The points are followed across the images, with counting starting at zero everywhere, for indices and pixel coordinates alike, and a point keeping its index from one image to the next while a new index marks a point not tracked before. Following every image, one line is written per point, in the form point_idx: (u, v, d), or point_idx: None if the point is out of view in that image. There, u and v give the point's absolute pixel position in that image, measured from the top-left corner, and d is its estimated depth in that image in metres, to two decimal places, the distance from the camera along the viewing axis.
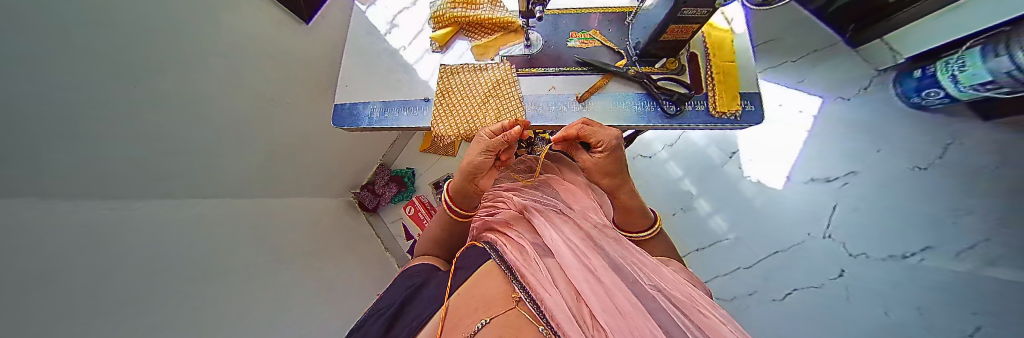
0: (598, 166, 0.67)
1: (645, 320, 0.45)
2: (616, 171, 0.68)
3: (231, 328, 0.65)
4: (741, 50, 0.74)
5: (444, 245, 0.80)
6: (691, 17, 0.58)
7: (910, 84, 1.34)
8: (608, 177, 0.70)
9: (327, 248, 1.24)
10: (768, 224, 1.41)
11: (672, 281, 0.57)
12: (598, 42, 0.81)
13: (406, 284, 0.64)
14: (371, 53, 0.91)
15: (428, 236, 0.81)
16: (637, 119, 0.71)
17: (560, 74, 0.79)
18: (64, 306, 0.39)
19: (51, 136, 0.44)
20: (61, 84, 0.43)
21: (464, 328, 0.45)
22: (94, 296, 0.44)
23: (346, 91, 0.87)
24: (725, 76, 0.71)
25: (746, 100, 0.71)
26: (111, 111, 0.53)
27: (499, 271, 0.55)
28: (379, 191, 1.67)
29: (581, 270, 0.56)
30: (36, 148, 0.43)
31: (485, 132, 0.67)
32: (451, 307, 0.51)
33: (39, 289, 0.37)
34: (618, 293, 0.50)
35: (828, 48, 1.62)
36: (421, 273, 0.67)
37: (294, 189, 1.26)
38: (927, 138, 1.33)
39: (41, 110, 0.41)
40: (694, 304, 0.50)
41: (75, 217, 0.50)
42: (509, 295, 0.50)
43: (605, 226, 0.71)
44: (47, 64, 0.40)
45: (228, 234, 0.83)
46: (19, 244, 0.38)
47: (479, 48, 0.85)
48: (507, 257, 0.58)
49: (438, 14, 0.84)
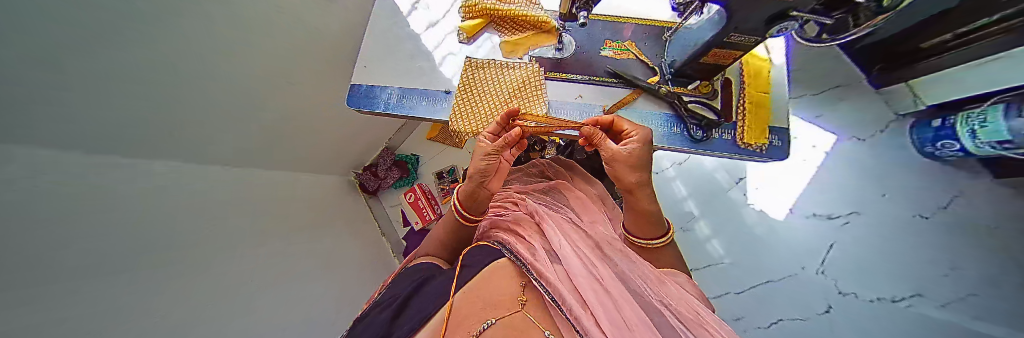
0: (634, 157, 0.61)
1: (653, 335, 0.44)
2: (646, 166, 0.63)
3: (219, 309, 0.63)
4: (777, 83, 0.71)
5: (448, 245, 0.76)
6: (740, 43, 0.57)
7: (927, 133, 1.33)
8: (636, 172, 0.62)
9: (323, 224, 1.22)
10: (766, 253, 1.42)
11: (679, 297, 0.56)
12: (632, 55, 0.78)
13: (409, 278, 0.63)
14: (394, 35, 0.88)
15: (433, 238, 0.78)
16: (662, 140, 0.69)
17: (588, 83, 0.76)
18: (51, 292, 0.37)
19: (67, 93, 0.42)
20: (71, 37, 0.40)
21: (468, 328, 0.45)
22: (81, 271, 0.41)
23: (363, 72, 0.84)
24: (758, 106, 0.70)
25: (774, 134, 0.69)
26: (128, 75, 0.50)
27: (511, 273, 0.54)
28: (381, 174, 1.64)
29: (590, 278, 0.55)
30: (53, 105, 0.40)
31: (486, 137, 0.67)
32: (455, 305, 0.49)
33: (36, 268, 0.35)
34: (626, 306, 0.49)
35: (851, 86, 1.59)
36: (426, 269, 0.66)
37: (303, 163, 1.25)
38: (936, 189, 1.34)
39: (55, 71, 0.39)
40: (699, 321, 0.50)
41: (97, 177, 0.49)
42: (515, 298, 0.48)
43: (614, 238, 0.70)
44: (51, 17, 0.36)
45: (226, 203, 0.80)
46: (32, 213, 0.36)
47: (509, 45, 0.81)
48: (519, 256, 0.57)
49: (471, 3, 0.80)
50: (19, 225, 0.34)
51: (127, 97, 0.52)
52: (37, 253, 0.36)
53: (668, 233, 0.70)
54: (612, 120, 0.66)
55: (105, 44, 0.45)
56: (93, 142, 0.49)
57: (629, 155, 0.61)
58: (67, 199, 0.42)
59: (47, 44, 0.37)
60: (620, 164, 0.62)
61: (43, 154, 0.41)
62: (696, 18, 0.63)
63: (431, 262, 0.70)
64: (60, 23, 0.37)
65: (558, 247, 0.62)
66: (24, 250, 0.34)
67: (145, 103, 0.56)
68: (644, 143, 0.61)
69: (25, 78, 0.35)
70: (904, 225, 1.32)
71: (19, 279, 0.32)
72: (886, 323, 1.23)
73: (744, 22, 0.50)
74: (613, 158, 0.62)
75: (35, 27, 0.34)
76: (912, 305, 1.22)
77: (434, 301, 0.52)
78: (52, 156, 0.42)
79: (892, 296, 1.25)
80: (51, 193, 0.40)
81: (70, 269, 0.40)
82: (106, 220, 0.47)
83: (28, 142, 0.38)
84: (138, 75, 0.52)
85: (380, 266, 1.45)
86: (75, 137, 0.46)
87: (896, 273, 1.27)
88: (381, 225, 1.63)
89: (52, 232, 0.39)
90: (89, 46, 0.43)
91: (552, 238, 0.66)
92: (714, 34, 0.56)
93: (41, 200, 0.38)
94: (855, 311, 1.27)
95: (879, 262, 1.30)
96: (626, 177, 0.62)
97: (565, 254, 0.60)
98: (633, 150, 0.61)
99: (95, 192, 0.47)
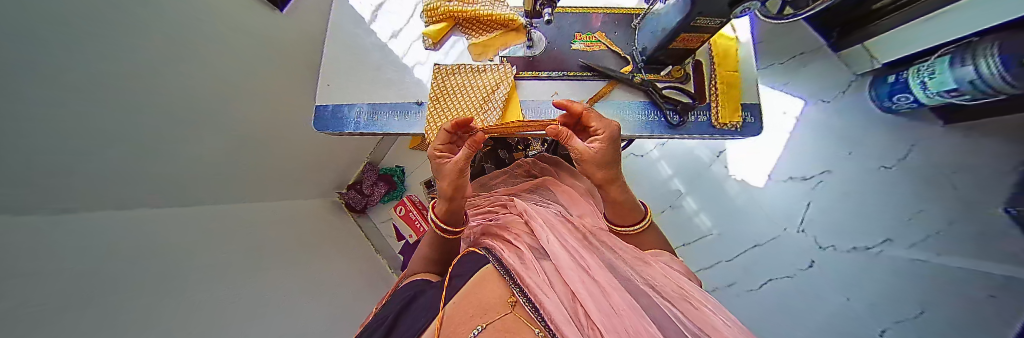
0: (600, 156, 0.58)
1: (640, 318, 0.42)
2: (615, 162, 0.61)
3: (239, 330, 0.63)
4: (745, 63, 0.73)
5: (437, 259, 0.74)
6: (704, 26, 0.57)
7: (884, 89, 1.41)
8: (604, 169, 0.61)
9: (319, 248, 1.19)
10: (747, 220, 1.49)
11: (661, 277, 0.56)
12: (603, 46, 0.76)
13: (399, 299, 0.60)
14: (357, 48, 0.83)
15: (418, 256, 0.74)
16: (640, 129, 0.69)
17: (563, 79, 0.74)
18: (83, 321, 0.37)
19: (44, 141, 0.41)
20: (47, 76, 0.39)
21: (461, 333, 0.42)
22: (108, 307, 0.41)
23: (328, 91, 0.80)
24: (728, 86, 0.71)
25: (747, 111, 0.71)
26: (91, 116, 0.48)
27: (499, 277, 0.52)
28: (367, 190, 1.60)
29: (578, 270, 0.54)
30: (30, 155, 0.39)
31: (438, 151, 0.62)
32: (446, 315, 0.47)
33: (56, 303, 0.35)
34: (613, 292, 0.47)
35: (812, 52, 1.66)
36: (414, 287, 0.63)
37: (284, 188, 1.19)
38: (894, 140, 1.44)
39: (34, 113, 0.38)
40: (684, 298, 0.49)
41: (77, 225, 0.46)
42: (504, 299, 0.46)
43: (602, 231, 0.70)
44: (29, 56, 0.35)
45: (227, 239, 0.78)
46: (32, 258, 0.35)
47: (478, 47, 0.77)
48: (506, 261, 0.56)
49: (432, 7, 0.76)
50: (24, 275, 0.33)
51: (88, 141, 0.49)
52: (32, 271, 0.34)
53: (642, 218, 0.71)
54: (583, 109, 0.58)
55: (73, 83, 0.43)
56: (70, 185, 0.47)
57: (595, 154, 0.58)
58: (49, 237, 0.41)
59: (33, 44, 0.36)
60: (587, 164, 0.61)
61: (29, 205, 0.40)
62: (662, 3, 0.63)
63: (422, 276, 0.67)
64: (34, 65, 0.37)
65: (546, 244, 0.61)
66: (39, 283, 0.34)
67: (109, 144, 0.53)
68: (611, 141, 0.57)
69: (17, 117, 0.35)
70: (872, 178, 1.41)
71: (40, 309, 0.32)
72: (867, 268, 1.28)
73: (708, 4, 0.50)
74: (579, 157, 0.60)
75: (19, 60, 0.34)
76: (884, 251, 1.28)
77: (427, 316, 0.50)
78: (35, 209, 0.41)
79: (865, 244, 1.32)
80: (35, 235, 0.38)
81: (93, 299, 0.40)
82: (96, 254, 0.46)
83: (20, 196, 0.38)
84: (105, 117, 0.50)
85: (379, 282, 1.43)
86: (53, 181, 0.44)
87: (867, 223, 1.35)
88: (374, 242, 1.59)
89: (61, 274, 0.38)
90: (54, 62, 0.40)
91: (540, 235, 0.65)
92: (680, 20, 0.56)
93: (45, 249, 0.38)
94: (836, 264, 1.34)
95: (846, 211, 1.40)
96: (594, 173, 0.62)
97: (551, 250, 0.59)
98: (599, 148, 0.58)
99: (71, 230, 0.45)
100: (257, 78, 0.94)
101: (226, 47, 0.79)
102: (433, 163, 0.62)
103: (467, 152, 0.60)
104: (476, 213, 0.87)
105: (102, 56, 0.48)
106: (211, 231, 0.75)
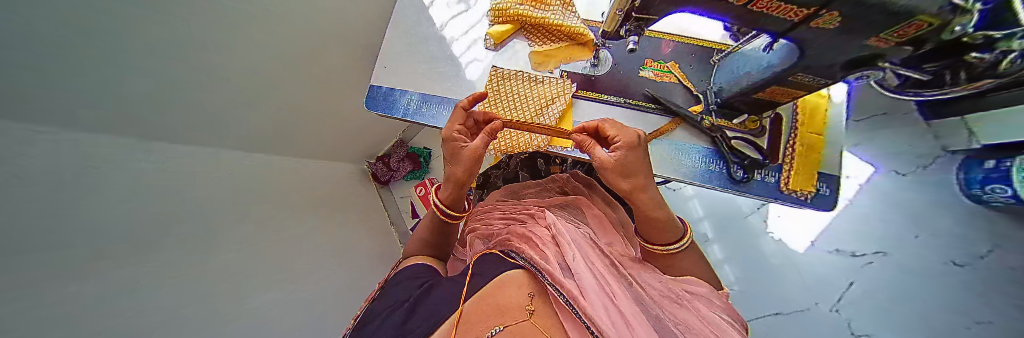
0: (620, 164, 0.54)
1: None
2: (641, 170, 0.55)
3: (239, 292, 0.66)
4: (834, 125, 0.64)
5: (437, 243, 0.72)
6: (799, 83, 0.51)
7: (978, 174, 1.24)
8: (628, 179, 0.56)
9: (338, 215, 1.24)
10: (778, 283, 1.36)
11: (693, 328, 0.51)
12: (675, 78, 0.70)
13: (414, 282, 0.56)
14: (418, 34, 0.82)
15: (417, 238, 0.71)
16: (698, 178, 0.64)
17: (623, 106, 0.70)
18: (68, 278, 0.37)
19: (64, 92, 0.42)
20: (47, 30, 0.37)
21: (478, 332, 0.40)
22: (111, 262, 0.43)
23: (384, 73, 0.80)
24: (808, 149, 0.63)
25: (822, 182, 0.63)
26: (111, 81, 0.48)
27: (526, 283, 0.50)
28: (394, 165, 1.63)
29: (602, 294, 0.51)
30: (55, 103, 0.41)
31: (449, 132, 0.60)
32: (464, 312, 0.45)
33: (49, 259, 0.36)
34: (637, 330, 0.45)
35: (901, 114, 1.45)
36: (425, 271, 0.60)
37: (318, 150, 1.24)
38: (973, 235, 1.27)
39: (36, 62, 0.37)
40: None
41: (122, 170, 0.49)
42: (521, 306, 0.45)
43: (631, 261, 0.66)
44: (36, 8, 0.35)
45: (254, 197, 0.82)
46: (45, 210, 0.36)
47: (540, 56, 0.74)
48: (533, 263, 0.54)
49: (501, 7, 0.73)
50: (47, 248, 0.36)
51: (119, 109, 0.51)
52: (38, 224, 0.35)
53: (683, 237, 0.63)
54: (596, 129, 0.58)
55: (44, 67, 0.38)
56: (114, 151, 0.50)
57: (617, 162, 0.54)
58: (109, 202, 0.45)
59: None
60: (610, 172, 0.56)
61: (70, 151, 0.42)
62: (754, 44, 0.57)
63: (422, 261, 0.65)
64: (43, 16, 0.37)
65: (572, 258, 0.59)
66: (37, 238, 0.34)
67: (144, 115, 0.56)
68: (632, 148, 0.54)
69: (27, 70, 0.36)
70: (934, 272, 1.26)
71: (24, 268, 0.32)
72: None
73: (820, 61, 0.45)
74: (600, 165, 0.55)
75: (16, 33, 0.33)
76: None
77: (448, 304, 0.48)
78: (77, 154, 0.43)
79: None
80: (87, 203, 0.42)
81: (111, 266, 0.44)
82: (88, 244, 0.41)
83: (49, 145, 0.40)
84: (132, 85, 0.52)
85: (390, 255, 1.48)
86: (91, 148, 0.46)
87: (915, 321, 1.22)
88: (391, 215, 1.63)
89: (76, 226, 0.40)
90: (58, 34, 0.39)
91: (566, 248, 0.62)
92: (776, 71, 0.51)
93: (73, 198, 0.40)
94: None
95: (894, 298, 1.26)
96: (620, 183, 0.57)
97: (574, 265, 0.56)
98: (621, 156, 0.53)
99: (136, 195, 0.50)
100: (314, 52, 0.97)
101: (281, 21, 0.81)
102: (444, 146, 0.61)
103: (485, 137, 0.58)
104: (502, 216, 0.85)
105: (129, 28, 0.49)
106: (249, 195, 0.81)
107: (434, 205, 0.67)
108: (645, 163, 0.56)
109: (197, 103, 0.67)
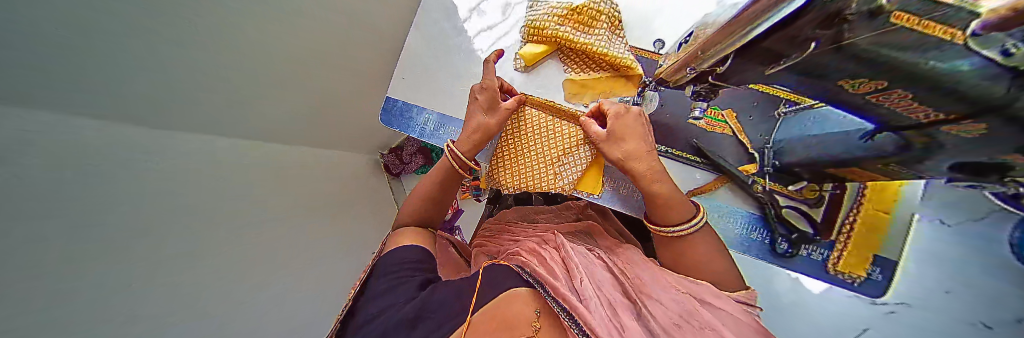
0: (632, 129, 0.54)
1: None
2: (641, 136, 0.54)
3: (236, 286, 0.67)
4: (906, 198, 0.56)
5: (427, 214, 0.66)
6: (878, 170, 0.44)
7: None
8: (631, 143, 0.54)
9: (352, 207, 1.18)
10: (787, 325, 1.16)
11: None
12: (729, 130, 0.63)
13: (407, 282, 0.49)
14: (443, 44, 0.75)
15: (417, 198, 0.66)
16: (736, 246, 0.60)
17: (665, 156, 0.64)
18: None
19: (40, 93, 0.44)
20: None
21: None
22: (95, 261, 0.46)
23: (402, 85, 0.74)
24: (868, 229, 0.57)
25: (876, 266, 0.57)
26: (115, 81, 0.52)
27: (534, 299, 0.41)
28: (406, 158, 1.47)
29: (608, 320, 0.40)
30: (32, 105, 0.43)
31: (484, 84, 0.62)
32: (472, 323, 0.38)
33: None
34: None
35: None
36: (414, 262, 0.54)
37: (341, 141, 1.20)
38: None
39: None
40: None
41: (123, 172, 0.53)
42: (529, 321, 0.38)
43: (659, 274, 0.52)
44: None
45: (268, 194, 0.82)
46: None
47: (575, 86, 0.67)
48: (538, 275, 0.46)
49: (538, 26, 0.64)
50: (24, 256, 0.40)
51: (119, 109, 0.55)
52: None
53: (695, 217, 0.53)
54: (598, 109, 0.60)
55: None
56: (119, 151, 0.54)
57: (627, 128, 0.54)
58: (111, 198, 0.51)
59: None
60: (616, 138, 0.54)
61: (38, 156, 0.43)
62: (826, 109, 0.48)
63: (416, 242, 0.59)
64: None
65: (576, 274, 0.49)
66: None
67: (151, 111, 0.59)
68: (637, 116, 0.55)
69: None
70: None
71: None
72: None
73: (919, 161, 0.37)
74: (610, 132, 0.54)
75: (17, 33, 0.40)
76: None
77: (449, 312, 0.41)
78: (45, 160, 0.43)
79: None
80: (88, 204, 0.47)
81: (116, 254, 0.50)
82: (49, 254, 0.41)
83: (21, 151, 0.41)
84: (133, 85, 0.55)
85: None
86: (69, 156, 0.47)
87: None
88: None
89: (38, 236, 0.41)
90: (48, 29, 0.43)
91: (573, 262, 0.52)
92: (853, 156, 0.44)
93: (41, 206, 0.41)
94: None
95: None
96: (616, 151, 0.54)
97: (582, 285, 0.46)
98: (634, 123, 0.54)
99: (129, 196, 0.53)
100: (329, 49, 0.91)
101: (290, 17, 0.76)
102: (476, 98, 0.63)
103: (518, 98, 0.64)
104: (508, 235, 0.78)
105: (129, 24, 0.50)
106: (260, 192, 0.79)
107: (452, 153, 0.62)
108: (645, 131, 0.55)
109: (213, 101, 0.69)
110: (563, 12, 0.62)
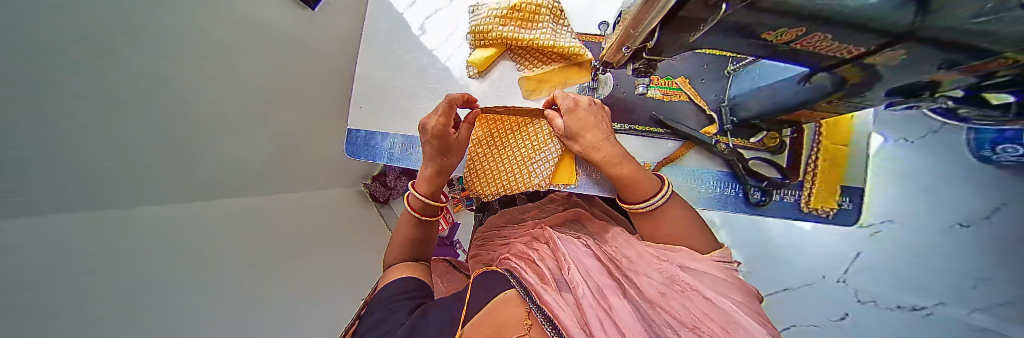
0: (585, 115, 0.55)
1: None
2: (596, 125, 0.55)
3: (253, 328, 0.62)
4: (860, 126, 0.59)
5: (413, 248, 0.63)
6: (820, 107, 0.46)
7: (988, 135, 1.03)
8: (591, 132, 0.54)
9: (350, 239, 1.13)
10: (785, 264, 1.29)
11: (711, 320, 0.37)
12: (685, 96, 0.65)
13: (398, 313, 0.46)
14: (393, 65, 0.75)
15: (401, 240, 0.63)
16: (712, 206, 0.62)
17: (630, 133, 0.66)
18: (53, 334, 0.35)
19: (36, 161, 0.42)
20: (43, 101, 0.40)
21: None
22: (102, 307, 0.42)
23: (362, 114, 0.73)
24: (832, 161, 0.60)
25: (845, 195, 0.60)
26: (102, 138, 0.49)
27: (520, 301, 0.39)
28: (392, 183, 1.44)
29: (598, 308, 0.39)
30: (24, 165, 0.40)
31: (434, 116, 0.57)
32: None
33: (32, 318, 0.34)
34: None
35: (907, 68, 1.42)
36: (409, 292, 0.51)
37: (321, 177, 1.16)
38: None
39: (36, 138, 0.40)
40: None
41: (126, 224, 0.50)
42: (519, 322, 0.35)
43: (643, 249, 0.51)
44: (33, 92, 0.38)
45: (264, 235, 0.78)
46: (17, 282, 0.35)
47: (531, 82, 0.68)
48: (523, 280, 0.45)
49: (482, 30, 0.64)
50: (23, 272, 0.35)
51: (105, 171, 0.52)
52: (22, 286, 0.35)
53: (662, 189, 0.54)
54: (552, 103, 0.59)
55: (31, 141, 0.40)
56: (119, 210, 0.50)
57: (581, 121, 0.54)
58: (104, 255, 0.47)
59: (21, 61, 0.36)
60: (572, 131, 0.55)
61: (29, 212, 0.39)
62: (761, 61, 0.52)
63: (407, 275, 0.55)
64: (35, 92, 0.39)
65: (562, 268, 0.48)
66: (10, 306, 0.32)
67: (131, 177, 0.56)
68: (588, 104, 0.55)
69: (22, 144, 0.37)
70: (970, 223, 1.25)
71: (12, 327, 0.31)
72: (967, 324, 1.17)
73: (860, 94, 0.39)
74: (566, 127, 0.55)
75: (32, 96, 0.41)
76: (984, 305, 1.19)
77: (441, 330, 0.40)
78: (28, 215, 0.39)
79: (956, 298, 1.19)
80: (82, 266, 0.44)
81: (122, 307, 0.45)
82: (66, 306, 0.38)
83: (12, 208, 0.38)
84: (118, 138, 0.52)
85: None
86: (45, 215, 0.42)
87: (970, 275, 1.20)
88: None
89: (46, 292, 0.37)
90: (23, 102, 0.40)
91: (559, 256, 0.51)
92: (798, 104, 0.46)
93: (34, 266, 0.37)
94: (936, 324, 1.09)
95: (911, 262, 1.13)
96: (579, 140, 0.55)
97: (570, 276, 0.45)
98: (587, 113, 0.55)
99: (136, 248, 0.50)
100: (289, 85, 0.90)
101: (246, 52, 0.75)
102: (428, 131, 0.58)
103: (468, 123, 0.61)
104: (498, 240, 0.77)
105: (116, 34, 0.47)
106: (258, 225, 0.77)
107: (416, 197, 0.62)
108: (598, 118, 0.56)
109: (203, 143, 0.66)
110: (503, 13, 0.62)
